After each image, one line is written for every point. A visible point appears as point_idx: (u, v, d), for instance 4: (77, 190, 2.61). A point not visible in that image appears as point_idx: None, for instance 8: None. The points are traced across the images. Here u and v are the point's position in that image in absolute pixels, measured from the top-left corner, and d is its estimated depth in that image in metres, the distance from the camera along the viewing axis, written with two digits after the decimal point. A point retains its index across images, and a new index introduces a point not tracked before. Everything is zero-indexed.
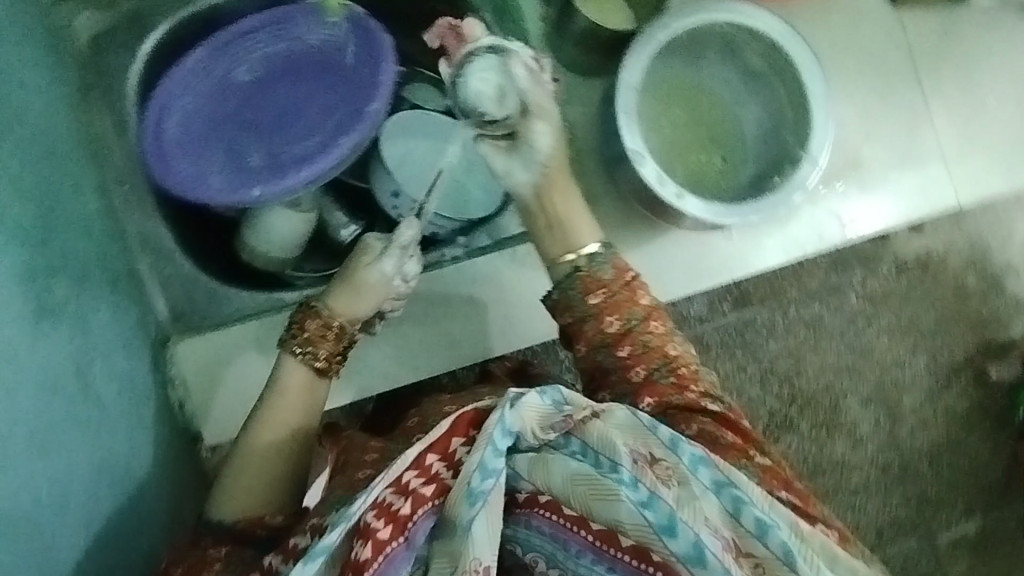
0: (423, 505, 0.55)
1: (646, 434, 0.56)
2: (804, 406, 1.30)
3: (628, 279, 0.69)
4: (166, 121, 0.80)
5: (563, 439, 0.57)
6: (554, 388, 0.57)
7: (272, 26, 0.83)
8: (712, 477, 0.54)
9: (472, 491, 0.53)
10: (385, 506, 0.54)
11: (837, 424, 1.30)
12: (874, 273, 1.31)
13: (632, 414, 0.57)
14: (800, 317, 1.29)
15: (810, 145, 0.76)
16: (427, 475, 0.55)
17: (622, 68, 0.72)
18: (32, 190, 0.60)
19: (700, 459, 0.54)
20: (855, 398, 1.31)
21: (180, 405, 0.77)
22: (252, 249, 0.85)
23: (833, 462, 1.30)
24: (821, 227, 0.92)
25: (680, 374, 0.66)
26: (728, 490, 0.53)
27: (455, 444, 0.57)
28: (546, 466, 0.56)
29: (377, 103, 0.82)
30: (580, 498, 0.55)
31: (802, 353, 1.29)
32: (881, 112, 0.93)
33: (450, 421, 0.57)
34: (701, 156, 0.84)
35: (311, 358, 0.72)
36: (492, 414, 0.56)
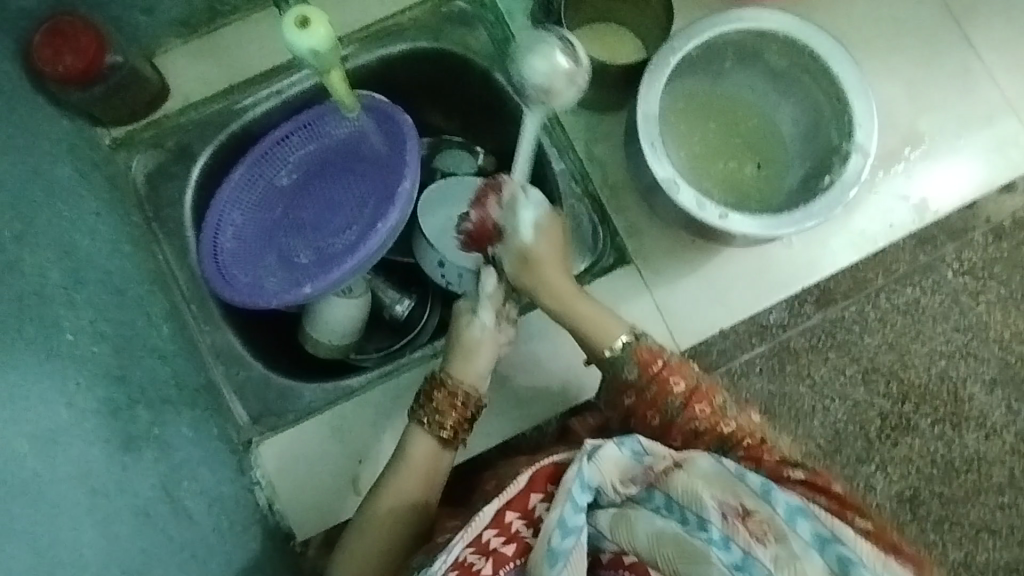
0: (505, 564, 0.61)
1: (735, 486, 0.62)
2: (919, 401, 1.16)
3: (654, 372, 0.72)
4: (222, 238, 0.86)
5: (647, 494, 0.64)
6: (633, 439, 0.63)
7: (303, 129, 0.88)
8: (813, 531, 0.59)
9: (552, 550, 0.58)
10: (466, 565, 0.60)
11: (962, 416, 1.17)
12: (970, 244, 1.19)
13: (717, 463, 0.63)
14: (894, 306, 1.18)
15: (856, 135, 0.71)
16: (508, 533, 0.62)
17: (637, 100, 0.71)
18: (108, 328, 0.65)
19: (798, 510, 0.60)
20: (978, 384, 1.18)
21: (267, 507, 0.79)
22: (315, 340, 0.88)
23: (967, 459, 1.17)
24: (891, 214, 0.85)
25: (748, 449, 0.70)
26: (833, 547, 0.58)
27: (534, 500, 0.63)
28: (630, 523, 0.62)
29: (408, 181, 0.82)
30: (666, 560, 0.60)
31: (905, 345, 1.18)
32: (933, 79, 0.87)
33: (530, 475, 0.64)
34: (736, 169, 0.82)
35: (438, 428, 0.74)
36: (572, 466, 0.62)
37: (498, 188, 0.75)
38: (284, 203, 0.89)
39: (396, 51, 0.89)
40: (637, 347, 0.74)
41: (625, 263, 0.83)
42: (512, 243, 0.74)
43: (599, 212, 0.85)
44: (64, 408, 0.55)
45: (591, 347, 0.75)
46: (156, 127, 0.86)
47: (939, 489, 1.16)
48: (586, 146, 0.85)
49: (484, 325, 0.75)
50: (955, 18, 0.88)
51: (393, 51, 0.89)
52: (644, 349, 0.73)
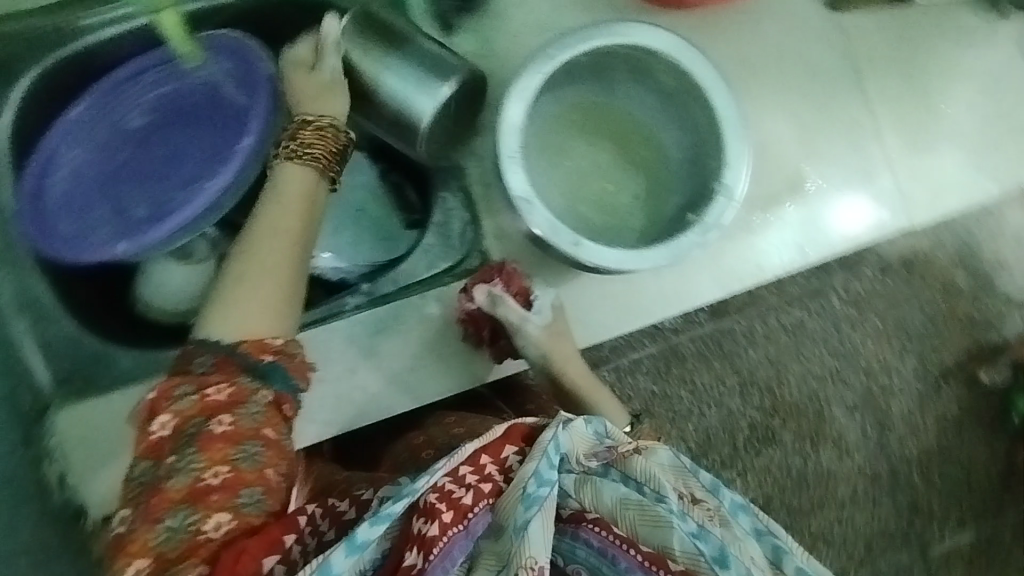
0: (481, 502, 0.56)
1: (686, 477, 0.63)
2: (786, 417, 1.22)
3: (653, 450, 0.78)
4: (51, 178, 0.76)
5: (603, 467, 0.61)
6: (599, 420, 0.62)
7: (157, 67, 0.79)
8: (753, 525, 0.61)
9: (529, 495, 0.54)
10: (447, 492, 0.55)
11: (823, 434, 1.23)
12: (858, 276, 1.23)
13: (674, 456, 0.64)
14: (780, 326, 1.22)
15: (726, 176, 0.69)
16: (482, 473, 0.57)
17: (502, 108, 0.66)
18: None
19: (741, 506, 0.62)
20: (841, 407, 1.24)
21: (57, 483, 0.72)
22: (151, 303, 0.80)
23: (818, 475, 1.23)
24: (766, 255, 0.85)
25: None
26: (769, 540, 0.60)
27: (508, 452, 0.59)
28: (594, 488, 0.59)
29: (249, 138, 0.74)
30: (629, 522, 0.58)
31: (783, 363, 1.22)
32: (833, 122, 0.86)
33: (505, 428, 0.60)
34: (610, 190, 0.80)
35: (313, 159, 0.68)
36: (544, 432, 0.59)
37: (511, 276, 0.75)
38: (130, 147, 0.79)
39: None
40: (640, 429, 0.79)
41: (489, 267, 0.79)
42: (525, 338, 0.75)
43: (470, 211, 0.80)
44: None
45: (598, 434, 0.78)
46: None
47: (789, 500, 1.22)
48: (468, 137, 0.81)
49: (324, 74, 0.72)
50: (867, 63, 0.88)
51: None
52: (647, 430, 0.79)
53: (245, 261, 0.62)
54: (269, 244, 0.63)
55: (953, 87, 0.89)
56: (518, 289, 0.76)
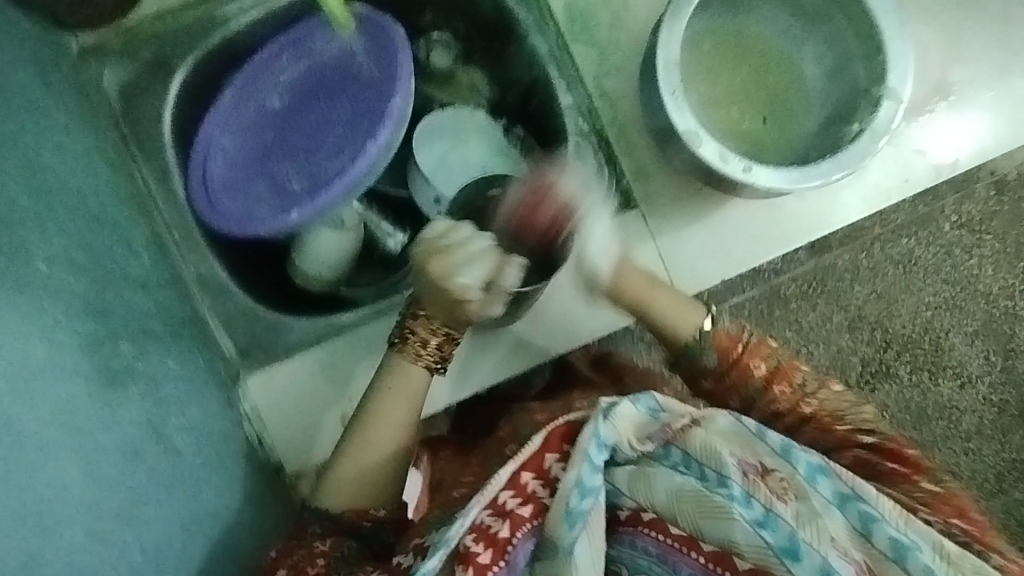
0: (522, 527, 0.55)
1: (754, 445, 0.58)
2: (900, 350, 1.17)
3: (733, 358, 0.70)
4: (211, 164, 0.81)
5: (664, 450, 0.58)
6: (649, 396, 0.58)
7: (290, 45, 0.82)
8: (834, 489, 0.55)
9: (571, 511, 0.54)
10: (483, 528, 0.55)
11: (939, 365, 1.17)
12: (970, 196, 1.16)
13: (735, 421, 0.58)
14: (887, 256, 1.16)
15: (888, 79, 0.68)
16: (523, 494, 0.56)
17: (658, 44, 0.66)
18: (84, 258, 0.61)
19: (819, 469, 0.56)
20: (959, 336, 1.18)
21: (257, 442, 0.78)
22: (303, 272, 0.84)
23: (938, 407, 1.18)
24: (906, 168, 0.81)
25: (821, 422, 0.67)
26: (854, 505, 0.54)
27: (549, 461, 0.57)
28: (648, 480, 0.57)
29: (398, 98, 0.76)
30: (688, 517, 0.55)
31: (894, 295, 1.17)
32: (966, 24, 0.81)
33: (543, 437, 0.58)
34: (742, 117, 0.76)
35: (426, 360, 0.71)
36: (586, 428, 0.57)
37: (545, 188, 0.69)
38: (274, 127, 0.83)
39: None
40: (716, 333, 0.71)
41: (629, 208, 0.80)
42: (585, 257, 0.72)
43: (605, 151, 0.81)
44: (42, 342, 0.51)
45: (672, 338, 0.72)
46: (131, 34, 0.80)
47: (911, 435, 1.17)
48: (595, 80, 0.81)
49: (472, 281, 0.64)
50: None
51: None
52: (722, 334, 0.71)
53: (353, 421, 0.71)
54: (381, 426, 0.70)
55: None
56: (554, 213, 0.68)
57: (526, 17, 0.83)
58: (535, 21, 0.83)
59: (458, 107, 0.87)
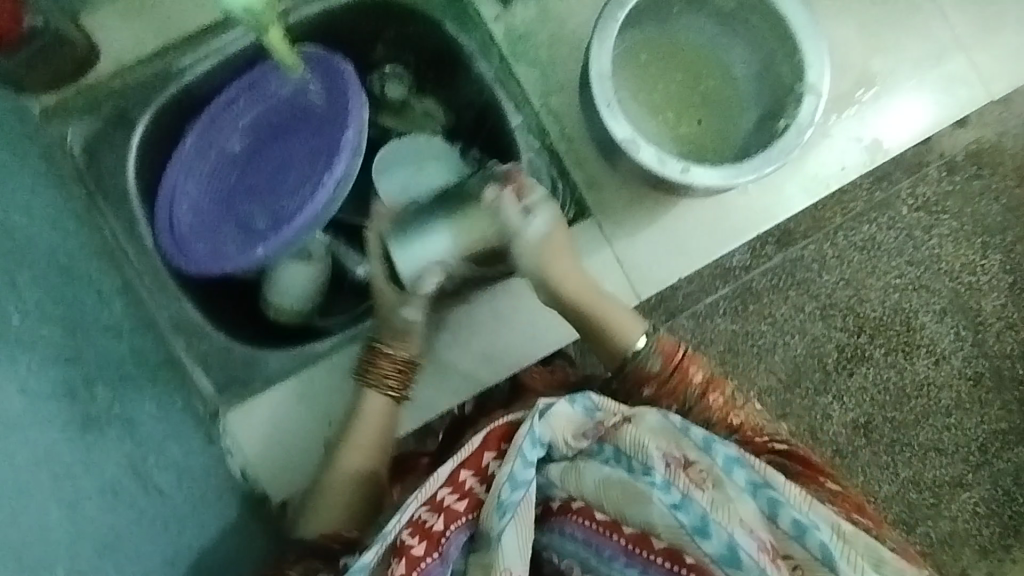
0: (456, 520, 0.59)
1: (678, 437, 0.61)
2: (874, 333, 1.20)
3: (676, 364, 0.72)
4: (178, 211, 0.84)
5: (597, 446, 0.62)
6: (585, 396, 0.61)
7: (243, 91, 0.85)
8: (748, 478, 0.58)
9: (501, 503, 0.57)
10: (420, 523, 0.58)
11: (913, 344, 1.21)
12: (925, 179, 1.20)
13: (664, 418, 0.60)
14: (851, 244, 1.19)
15: (808, 75, 0.72)
16: (461, 490, 0.59)
17: (590, 60, 0.70)
18: (56, 309, 0.63)
19: (736, 460, 0.59)
20: (928, 314, 1.21)
21: (241, 476, 0.80)
22: (277, 306, 0.86)
23: (917, 385, 1.21)
24: (843, 156, 0.86)
25: (745, 432, 0.70)
26: (765, 492, 0.58)
27: (487, 459, 0.61)
28: (579, 472, 0.60)
29: (350, 130, 0.80)
30: (612, 503, 0.58)
31: (860, 280, 1.19)
32: (888, 19, 0.86)
33: (481, 437, 0.61)
34: (680, 123, 0.81)
35: (387, 389, 0.76)
36: (522, 426, 0.60)
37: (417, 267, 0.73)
38: (236, 169, 0.86)
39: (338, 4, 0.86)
40: (659, 342, 0.73)
41: (585, 217, 0.83)
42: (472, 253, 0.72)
43: (558, 165, 0.84)
44: (17, 395, 0.52)
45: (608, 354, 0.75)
46: (91, 93, 0.83)
47: (892, 416, 1.20)
48: (542, 99, 0.86)
49: (408, 319, 0.73)
50: None
51: (337, 4, 0.86)
52: (668, 342, 0.72)
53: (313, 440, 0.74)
54: (352, 450, 0.74)
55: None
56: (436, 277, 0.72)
57: (469, 44, 0.86)
58: (478, 45, 0.86)
59: (416, 136, 0.91)
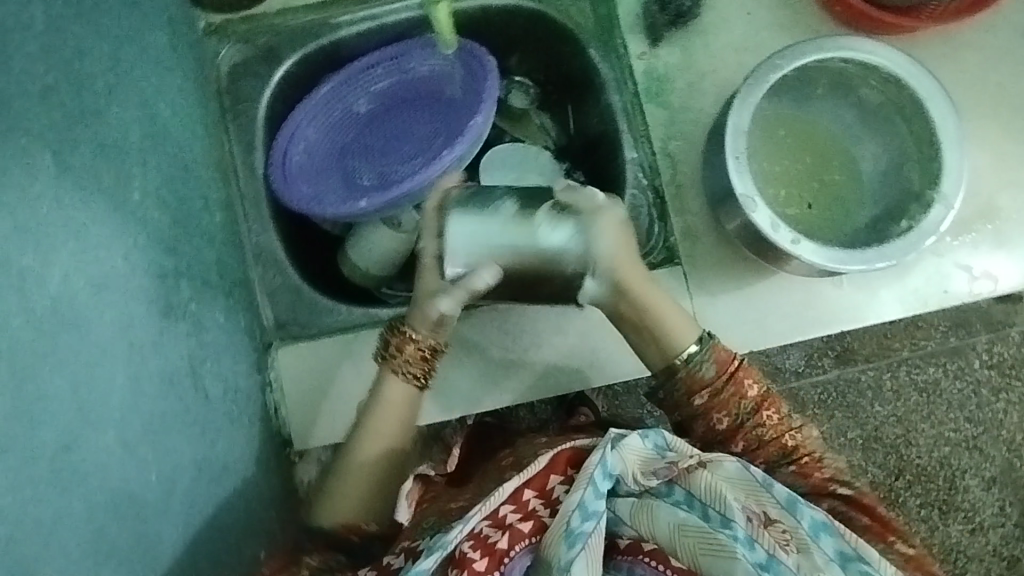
0: (520, 541, 0.56)
1: (759, 493, 0.57)
2: (913, 480, 1.13)
3: (730, 373, 0.70)
4: (293, 150, 0.87)
5: (666, 488, 0.59)
6: (658, 433, 0.57)
7: (388, 61, 0.89)
8: (837, 548, 0.55)
9: (572, 532, 0.53)
10: (482, 537, 0.55)
11: (952, 504, 1.12)
12: (1004, 339, 1.15)
13: (743, 468, 0.57)
14: (914, 381, 1.14)
15: (943, 186, 0.71)
16: (524, 510, 0.57)
17: (730, 112, 0.71)
18: (169, 199, 0.66)
19: (823, 526, 0.55)
20: (976, 478, 1.13)
21: (273, 411, 0.80)
22: (354, 263, 0.88)
23: (944, 548, 1.12)
24: (946, 281, 0.83)
25: (802, 461, 0.69)
26: (856, 565, 0.54)
27: (552, 482, 0.59)
28: (651, 512, 0.57)
29: (479, 117, 0.80)
30: (688, 550, 0.55)
31: (913, 421, 1.14)
32: (1018, 162, 0.85)
33: (549, 457, 0.60)
34: (794, 199, 0.80)
35: (411, 377, 0.73)
36: (593, 455, 0.56)
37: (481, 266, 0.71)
38: (358, 129, 0.90)
39: (497, 5, 0.90)
40: (714, 346, 0.71)
41: (672, 263, 0.83)
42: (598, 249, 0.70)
43: (659, 209, 0.86)
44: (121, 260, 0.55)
45: (662, 352, 0.72)
46: (254, 23, 0.88)
47: None
48: (663, 141, 0.87)
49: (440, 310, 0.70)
50: None
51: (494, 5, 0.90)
52: (722, 348, 0.71)
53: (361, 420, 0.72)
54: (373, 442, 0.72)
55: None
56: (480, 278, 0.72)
57: (607, 72, 0.89)
58: (615, 76, 0.89)
59: (529, 146, 0.93)
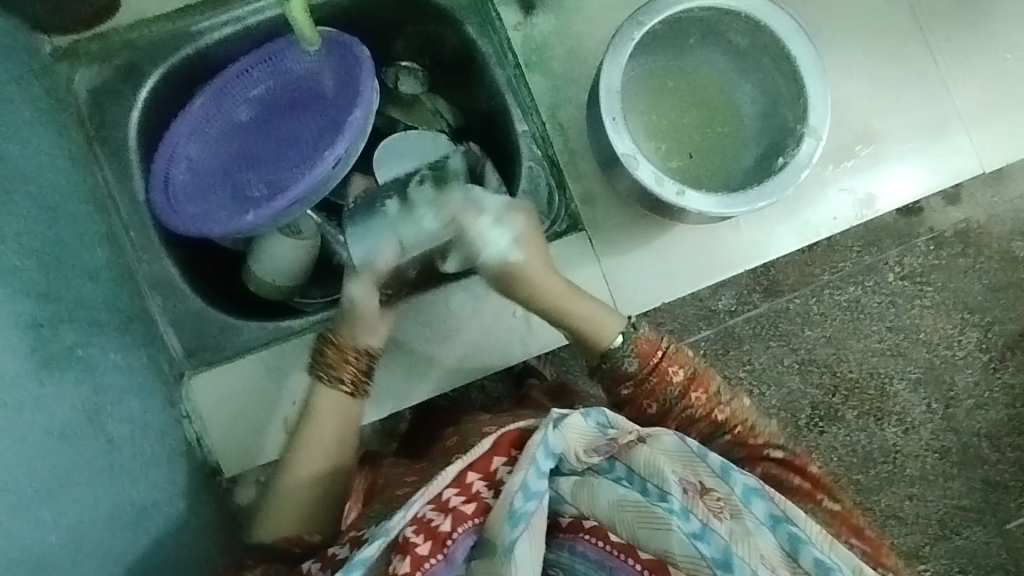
0: (463, 523, 0.55)
1: (696, 464, 0.61)
2: (848, 394, 1.20)
3: (653, 364, 0.71)
4: (175, 169, 0.83)
5: (608, 464, 0.60)
6: (599, 412, 0.60)
7: (261, 63, 0.86)
8: (767, 510, 0.59)
9: (514, 512, 0.54)
10: (425, 521, 0.55)
11: (885, 410, 1.20)
12: (911, 250, 1.21)
13: (680, 441, 0.60)
14: (836, 303, 1.20)
15: (809, 119, 0.74)
16: (468, 493, 0.56)
17: (601, 73, 0.72)
18: (34, 243, 0.62)
19: (754, 491, 0.59)
20: (902, 382, 1.21)
21: (197, 442, 0.78)
22: (260, 279, 0.85)
23: (884, 451, 1.19)
24: (836, 207, 0.88)
25: (736, 431, 0.72)
26: (784, 526, 0.58)
27: (496, 463, 0.58)
28: (592, 489, 0.59)
29: (359, 111, 0.79)
30: (627, 526, 0.57)
31: (841, 340, 1.20)
32: (891, 84, 0.89)
33: (493, 439, 0.59)
34: (682, 151, 0.82)
35: (338, 382, 0.71)
36: (535, 433, 0.57)
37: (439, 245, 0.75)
38: (242, 138, 0.86)
39: None
40: (637, 339, 0.72)
41: (577, 230, 0.85)
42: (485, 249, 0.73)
43: (557, 177, 0.86)
44: None
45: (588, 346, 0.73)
46: (105, 42, 0.83)
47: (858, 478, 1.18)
48: (552, 110, 0.87)
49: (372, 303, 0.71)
50: (921, 26, 0.90)
51: None
52: (644, 341, 0.72)
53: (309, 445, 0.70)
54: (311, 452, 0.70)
55: (996, 46, 0.91)
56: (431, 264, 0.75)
57: (487, 48, 0.88)
58: (495, 51, 0.88)
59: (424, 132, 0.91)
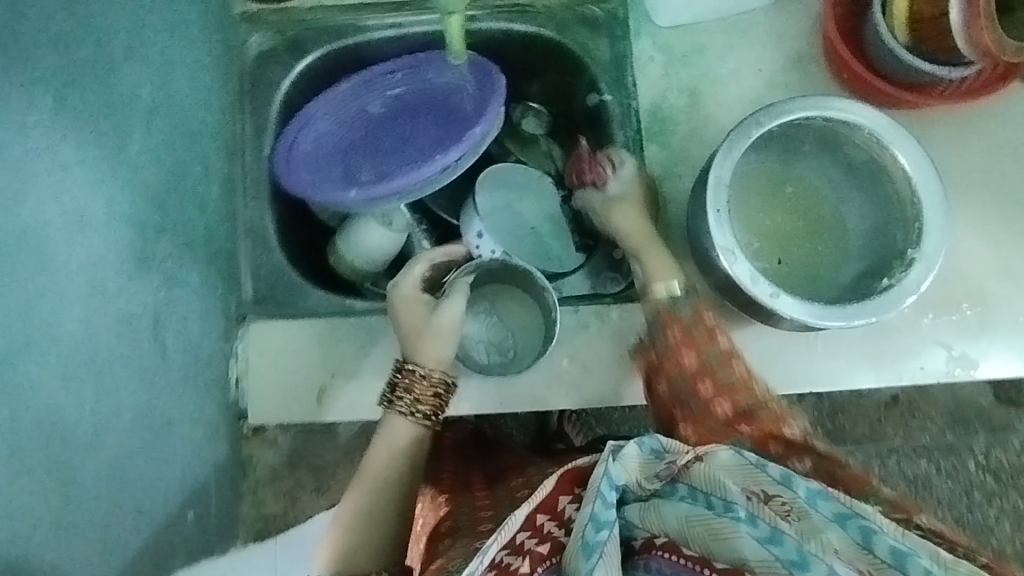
0: (538, 564, 0.54)
1: (756, 473, 0.53)
2: None
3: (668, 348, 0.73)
4: (302, 139, 0.89)
5: (670, 486, 0.57)
6: (653, 438, 0.57)
7: (406, 67, 0.91)
8: (835, 510, 0.50)
9: (586, 544, 0.52)
10: (501, 564, 0.54)
11: None
12: (1002, 445, 1.14)
13: (737, 454, 0.54)
14: (899, 472, 1.14)
15: (924, 244, 0.72)
16: (540, 534, 0.55)
17: (714, 164, 0.73)
18: (168, 161, 0.70)
19: (819, 491, 0.51)
20: None
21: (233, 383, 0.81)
22: (341, 254, 0.90)
23: None
24: (924, 357, 0.82)
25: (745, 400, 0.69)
26: (856, 522, 0.49)
27: (562, 502, 0.57)
28: (657, 510, 0.57)
29: (479, 128, 0.83)
30: (698, 539, 0.55)
31: None
32: (1014, 248, 0.84)
33: (555, 478, 0.58)
34: (776, 253, 0.81)
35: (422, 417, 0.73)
36: (596, 468, 0.56)
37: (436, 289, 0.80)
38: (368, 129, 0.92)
39: (518, 30, 0.93)
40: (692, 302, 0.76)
41: None
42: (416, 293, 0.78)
43: None
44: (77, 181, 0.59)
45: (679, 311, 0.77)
46: (284, 15, 0.92)
47: None
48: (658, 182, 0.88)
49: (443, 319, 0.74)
50: None
51: (516, 29, 0.93)
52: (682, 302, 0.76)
53: (358, 489, 0.71)
54: (363, 491, 0.71)
55: None
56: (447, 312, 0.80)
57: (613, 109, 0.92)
58: (621, 114, 0.92)
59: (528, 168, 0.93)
